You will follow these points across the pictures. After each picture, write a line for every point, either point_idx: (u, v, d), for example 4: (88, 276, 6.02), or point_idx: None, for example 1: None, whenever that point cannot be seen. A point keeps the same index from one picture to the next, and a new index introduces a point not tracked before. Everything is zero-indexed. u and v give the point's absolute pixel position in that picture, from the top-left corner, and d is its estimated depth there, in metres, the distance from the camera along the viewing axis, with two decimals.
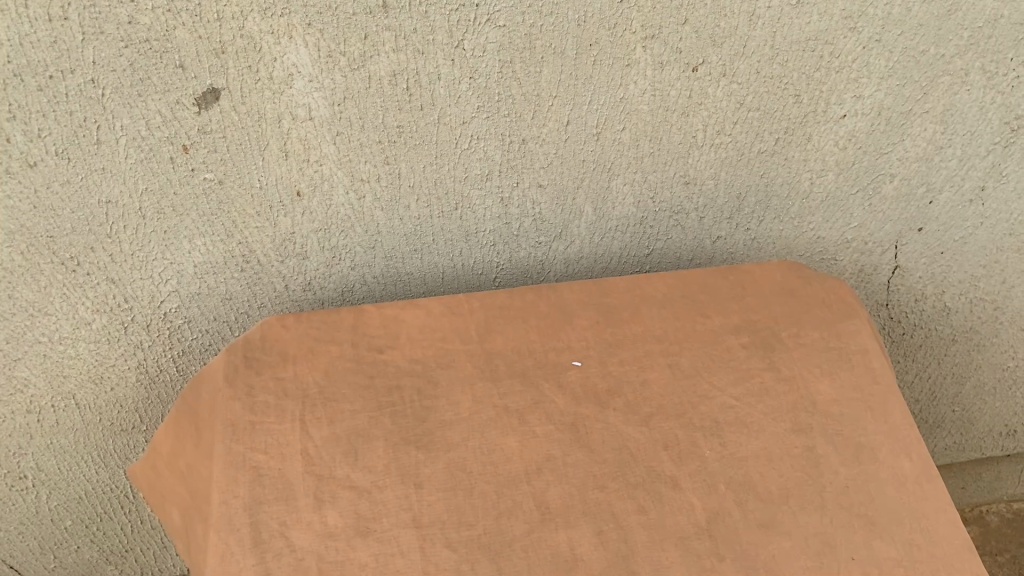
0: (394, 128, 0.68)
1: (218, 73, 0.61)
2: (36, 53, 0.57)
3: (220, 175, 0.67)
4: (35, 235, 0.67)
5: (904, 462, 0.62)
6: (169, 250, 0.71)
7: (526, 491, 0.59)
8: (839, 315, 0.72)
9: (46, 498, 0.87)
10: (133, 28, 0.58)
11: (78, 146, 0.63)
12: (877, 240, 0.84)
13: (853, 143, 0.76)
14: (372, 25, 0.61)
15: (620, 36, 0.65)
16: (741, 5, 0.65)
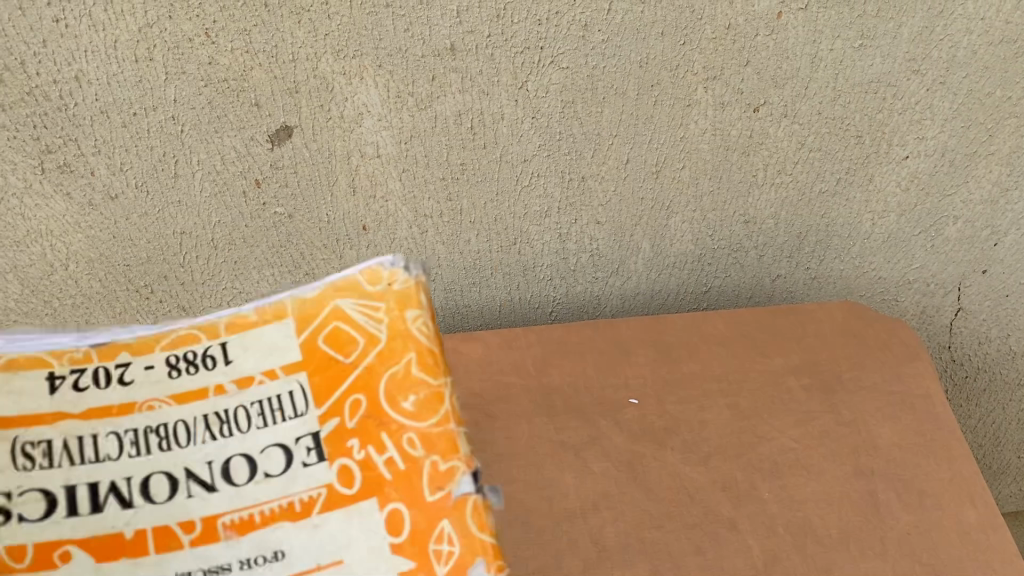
0: (458, 165, 0.69)
1: (291, 112, 0.64)
2: (122, 91, 0.60)
3: (291, 210, 0.70)
4: (113, 264, 0.70)
5: (969, 509, 0.61)
6: (238, 279, 0.74)
7: (582, 528, 0.59)
8: (901, 358, 0.71)
9: None
10: (213, 68, 0.60)
11: (157, 180, 0.66)
12: (940, 281, 0.83)
13: (916, 184, 0.75)
14: (440, 66, 0.63)
15: (682, 78, 0.66)
16: (803, 48, 0.65)
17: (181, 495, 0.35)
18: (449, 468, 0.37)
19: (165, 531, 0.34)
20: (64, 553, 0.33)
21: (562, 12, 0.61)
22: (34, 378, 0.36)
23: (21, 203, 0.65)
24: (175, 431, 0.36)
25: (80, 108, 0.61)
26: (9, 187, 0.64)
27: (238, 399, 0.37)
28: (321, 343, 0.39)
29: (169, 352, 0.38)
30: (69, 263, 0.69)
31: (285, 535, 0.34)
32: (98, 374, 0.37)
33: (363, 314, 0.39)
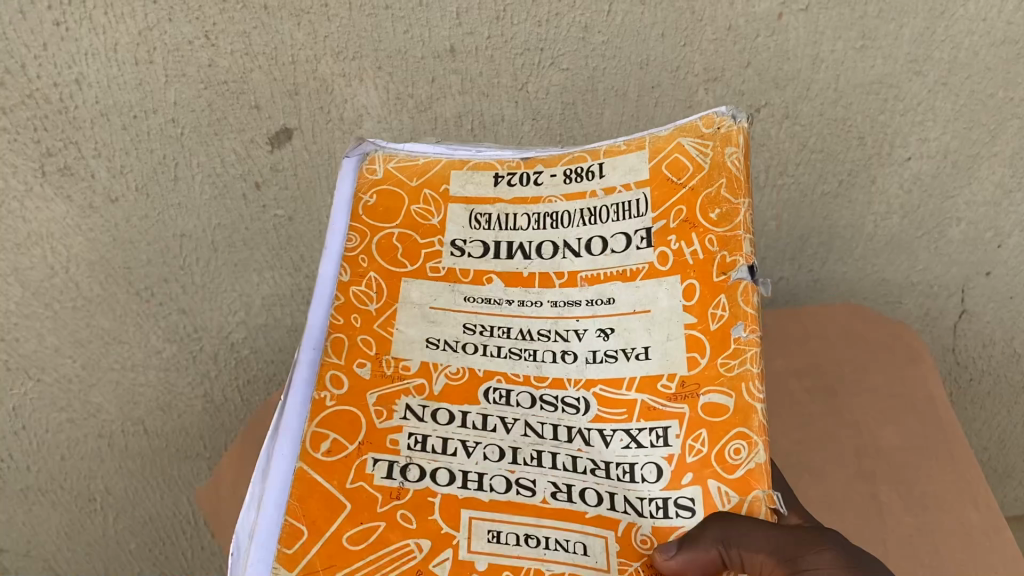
0: None
1: (291, 114, 0.65)
2: (123, 94, 0.63)
3: (290, 213, 0.69)
4: (114, 266, 0.70)
5: (971, 513, 0.61)
6: (239, 281, 0.72)
7: None
8: (903, 361, 0.71)
9: (111, 520, 0.79)
10: (212, 70, 0.62)
11: (157, 183, 0.66)
12: (944, 284, 0.80)
13: (919, 186, 0.74)
14: (440, 68, 0.64)
15: (683, 79, 0.66)
16: (804, 49, 0.66)
17: (559, 257, 0.42)
18: (728, 259, 0.40)
19: (519, 276, 0.42)
20: (489, 279, 0.43)
21: (562, 13, 0.63)
22: (482, 177, 0.45)
23: (23, 206, 0.66)
24: (561, 218, 0.43)
25: (80, 110, 0.63)
26: (10, 189, 0.65)
27: (590, 203, 0.43)
28: (660, 166, 0.43)
29: (552, 171, 0.45)
30: (70, 265, 0.69)
31: (616, 290, 0.41)
32: (500, 177, 0.45)
33: (695, 143, 0.43)
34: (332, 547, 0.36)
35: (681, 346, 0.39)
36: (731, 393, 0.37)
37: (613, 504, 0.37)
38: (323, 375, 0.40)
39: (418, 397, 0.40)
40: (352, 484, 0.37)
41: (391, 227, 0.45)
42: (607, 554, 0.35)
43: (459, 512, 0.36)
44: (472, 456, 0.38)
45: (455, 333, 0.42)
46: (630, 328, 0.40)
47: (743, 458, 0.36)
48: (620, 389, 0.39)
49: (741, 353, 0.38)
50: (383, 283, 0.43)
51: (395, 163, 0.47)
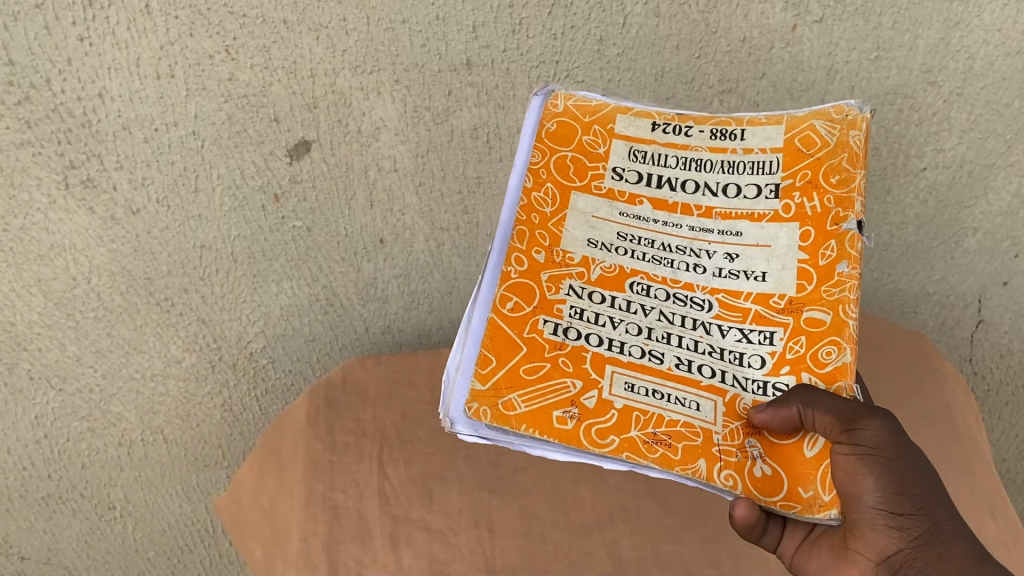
0: (474, 178, 0.70)
1: (310, 126, 0.65)
2: (143, 108, 0.62)
3: (309, 223, 0.71)
4: (135, 277, 0.71)
5: (988, 524, 0.60)
6: (257, 292, 0.74)
7: (598, 541, 0.60)
8: (919, 371, 0.71)
9: (132, 528, 0.87)
10: (233, 84, 0.62)
11: (178, 195, 0.67)
12: (960, 294, 0.81)
13: (934, 196, 0.74)
14: (456, 81, 0.65)
15: (697, 91, 0.67)
16: (819, 60, 0.66)
17: (699, 195, 0.48)
18: (840, 215, 0.46)
19: (664, 203, 0.48)
20: (639, 203, 0.48)
21: (576, 26, 0.63)
22: (642, 123, 0.50)
23: (45, 218, 0.66)
24: (704, 164, 0.48)
25: (103, 123, 0.62)
26: (33, 202, 0.65)
27: (729, 158, 0.48)
28: (793, 139, 0.48)
29: (701, 128, 0.49)
30: (92, 277, 0.70)
31: (744, 227, 0.47)
32: (657, 125, 0.50)
33: (826, 125, 0.48)
34: (514, 375, 0.43)
35: (793, 273, 0.45)
36: (829, 315, 0.44)
37: (724, 378, 0.44)
38: (508, 254, 0.47)
39: (579, 281, 0.46)
40: (527, 335, 0.45)
41: (565, 150, 0.50)
42: (715, 413, 0.43)
43: (606, 365, 0.44)
44: (618, 329, 0.45)
45: (610, 238, 0.48)
46: (751, 256, 0.46)
47: (833, 359, 0.43)
48: (739, 299, 0.45)
49: (843, 283, 0.44)
50: (556, 192, 0.49)
51: (572, 98, 0.51)
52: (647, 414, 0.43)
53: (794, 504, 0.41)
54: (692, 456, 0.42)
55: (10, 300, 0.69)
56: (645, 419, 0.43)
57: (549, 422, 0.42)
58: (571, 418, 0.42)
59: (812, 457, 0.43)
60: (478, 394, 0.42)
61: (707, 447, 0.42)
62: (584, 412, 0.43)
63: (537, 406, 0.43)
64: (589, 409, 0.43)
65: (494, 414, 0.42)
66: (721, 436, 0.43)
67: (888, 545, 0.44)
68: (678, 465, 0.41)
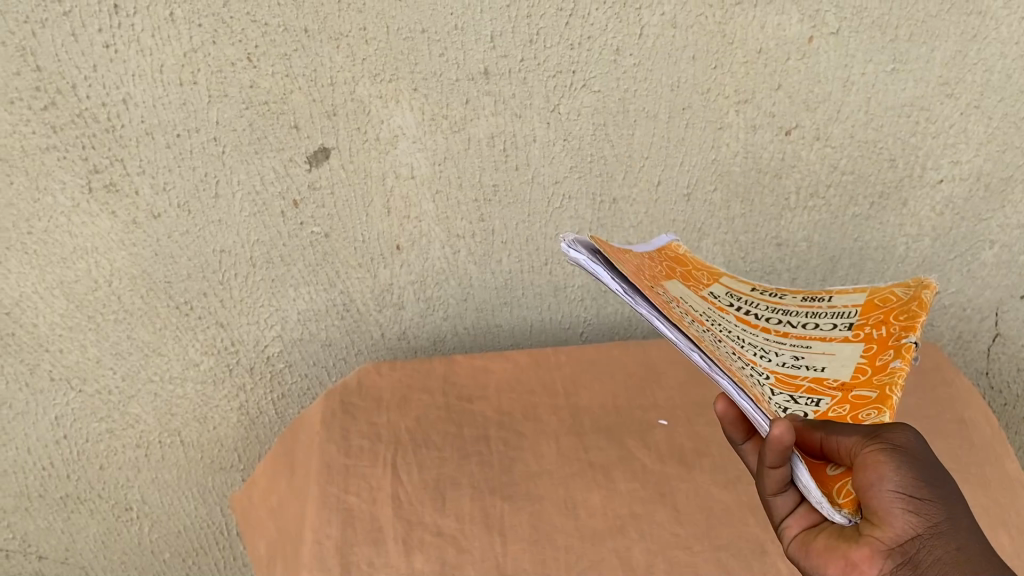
0: (490, 187, 0.71)
1: (329, 133, 0.66)
2: (166, 114, 0.63)
3: (327, 229, 0.71)
4: (155, 281, 0.72)
5: (1003, 536, 0.59)
6: (275, 297, 0.75)
7: (610, 547, 0.60)
8: (933, 386, 0.72)
9: (148, 530, 0.88)
10: (254, 91, 0.63)
11: (199, 200, 0.68)
12: (977, 306, 0.81)
13: (951, 209, 0.74)
14: (474, 90, 0.65)
15: (713, 101, 0.67)
16: (835, 72, 0.66)
17: (779, 322, 0.53)
18: (901, 335, 0.51)
19: (745, 319, 0.53)
20: (725, 309, 0.54)
21: (594, 37, 0.63)
22: (742, 285, 0.59)
23: (69, 221, 0.67)
24: (789, 312, 0.55)
25: (126, 129, 0.63)
26: (57, 206, 0.66)
27: (815, 312, 0.55)
28: (873, 298, 0.56)
29: (794, 297, 0.58)
30: (113, 279, 0.71)
31: (814, 342, 0.51)
32: (755, 289, 0.59)
33: (903, 294, 0.56)
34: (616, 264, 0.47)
35: (850, 369, 0.49)
36: (875, 391, 0.47)
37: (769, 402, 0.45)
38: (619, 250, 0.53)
39: (672, 292, 0.51)
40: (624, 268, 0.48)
41: (677, 264, 0.59)
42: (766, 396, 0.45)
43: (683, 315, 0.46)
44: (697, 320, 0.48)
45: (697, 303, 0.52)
46: (816, 357, 0.49)
47: (872, 417, 0.45)
48: (795, 376, 0.47)
49: (893, 373, 0.48)
50: (662, 268, 0.56)
51: (687, 251, 0.63)
52: (715, 347, 0.44)
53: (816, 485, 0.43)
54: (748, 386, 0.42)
55: (32, 301, 0.70)
56: (713, 347, 0.44)
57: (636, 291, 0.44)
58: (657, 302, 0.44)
59: (835, 475, 0.45)
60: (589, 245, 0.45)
61: (758, 396, 0.43)
62: (669, 309, 0.45)
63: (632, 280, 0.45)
64: (674, 312, 0.45)
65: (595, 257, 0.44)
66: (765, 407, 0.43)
67: (903, 529, 0.41)
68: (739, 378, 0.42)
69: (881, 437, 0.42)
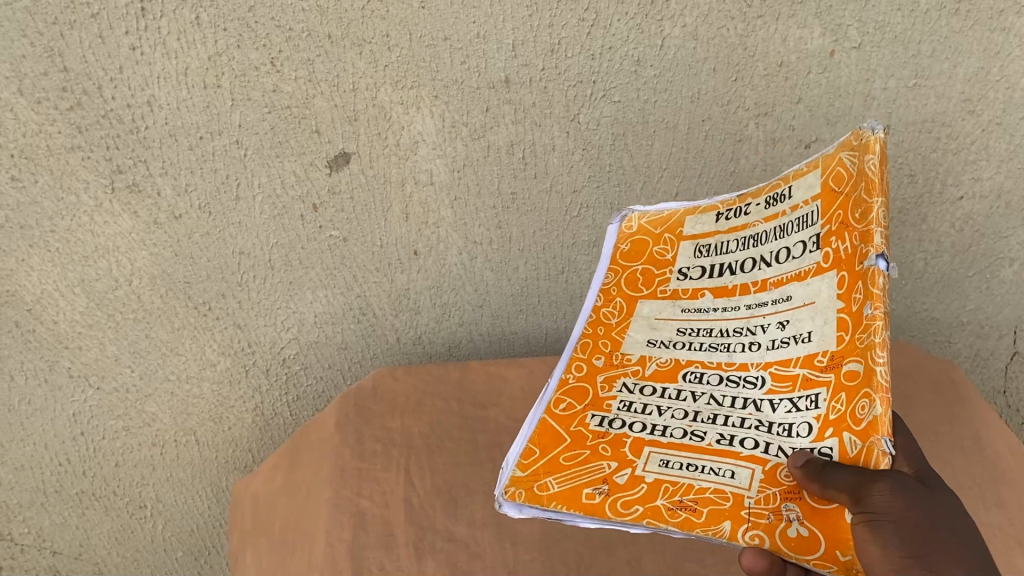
0: (509, 195, 0.71)
1: (350, 139, 0.67)
2: (190, 116, 0.64)
3: (346, 233, 0.72)
4: (174, 281, 0.72)
5: (1019, 557, 0.60)
6: (293, 299, 0.75)
7: (622, 558, 0.60)
8: (950, 399, 0.71)
9: (161, 528, 0.89)
10: (277, 95, 0.64)
11: (220, 202, 0.69)
12: (995, 324, 0.80)
13: (970, 225, 0.74)
14: (494, 98, 0.66)
15: (734, 113, 0.67)
16: (857, 86, 0.66)
17: (754, 269, 0.50)
18: (862, 249, 0.43)
19: (723, 289, 0.51)
20: (702, 294, 0.52)
21: (615, 47, 0.63)
22: (708, 217, 0.55)
23: (91, 220, 0.68)
24: (761, 237, 0.50)
25: (150, 130, 0.64)
26: (80, 205, 0.67)
27: (781, 223, 0.49)
28: (828, 180, 0.47)
29: (758, 203, 0.52)
30: (133, 279, 0.72)
31: (793, 289, 0.47)
32: (720, 216, 0.54)
33: (850, 154, 0.46)
34: (553, 463, 0.47)
35: (833, 326, 0.44)
36: (861, 364, 0.41)
37: (766, 449, 0.44)
38: (571, 363, 0.53)
39: (635, 378, 0.50)
40: (574, 428, 0.49)
41: (636, 266, 0.57)
42: (752, 479, 0.43)
43: (644, 447, 0.46)
44: (665, 416, 0.48)
45: (669, 336, 0.52)
46: (799, 318, 0.46)
47: (867, 413, 0.40)
48: (789, 366, 0.45)
49: (869, 326, 0.41)
50: (624, 304, 0.55)
51: (645, 216, 0.58)
52: (678, 484, 0.44)
53: (828, 563, 0.40)
54: (716, 518, 0.42)
55: (53, 299, 0.71)
56: (675, 487, 0.44)
57: (579, 497, 0.45)
58: (600, 493, 0.45)
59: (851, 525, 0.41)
60: (515, 480, 0.46)
61: (736, 510, 0.42)
62: (614, 487, 0.45)
63: (570, 486, 0.45)
64: (620, 484, 0.45)
65: (527, 495, 0.45)
66: (753, 501, 0.42)
67: None
68: (700, 527, 0.42)
69: (862, 501, 0.39)
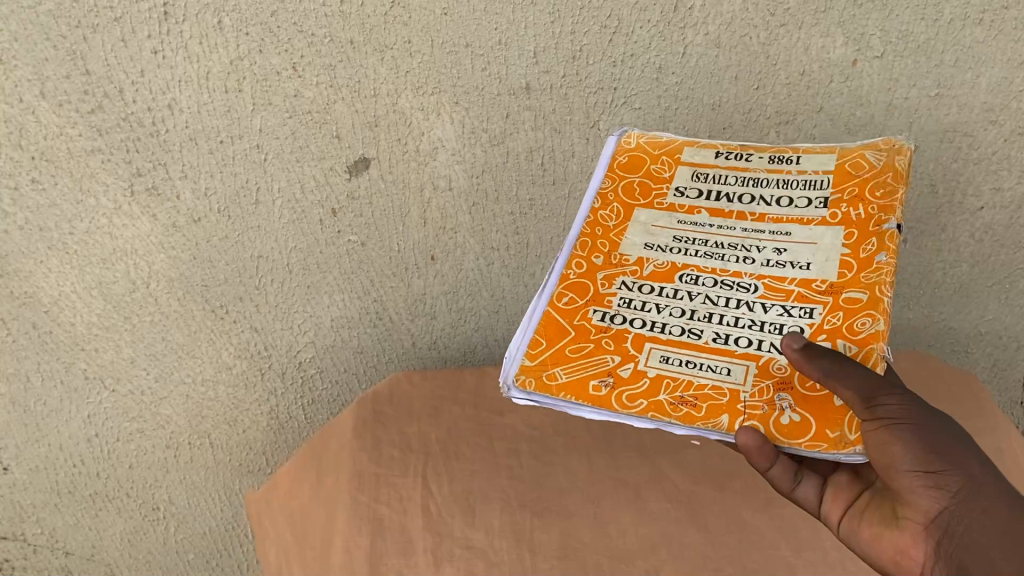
0: (527, 201, 0.71)
1: (370, 144, 0.67)
2: (211, 120, 0.64)
3: (363, 238, 0.72)
4: (192, 284, 0.72)
5: None
6: (309, 303, 0.75)
7: (640, 567, 0.59)
8: (970, 412, 0.70)
9: (174, 530, 0.89)
10: (298, 100, 0.64)
11: (239, 206, 0.69)
12: (1014, 335, 0.80)
13: (990, 235, 0.73)
14: (515, 104, 0.66)
15: (754, 121, 0.67)
16: (879, 96, 0.66)
17: (752, 203, 0.51)
18: (880, 217, 0.48)
19: (720, 210, 0.52)
20: (699, 211, 0.52)
21: (637, 54, 0.63)
22: (706, 153, 0.55)
23: (110, 223, 0.68)
24: (759, 181, 0.52)
25: (170, 134, 0.64)
26: (99, 207, 0.67)
27: (785, 176, 0.52)
28: (844, 163, 0.52)
29: (760, 155, 0.54)
30: (150, 281, 0.72)
31: (793, 228, 0.50)
32: (720, 153, 0.55)
33: (874, 154, 0.52)
34: (559, 354, 0.47)
35: (835, 263, 0.47)
36: (866, 294, 0.46)
37: (759, 346, 0.46)
38: (570, 260, 0.52)
39: (633, 278, 0.50)
40: (577, 322, 0.49)
41: (632, 176, 0.55)
42: (746, 375, 0.45)
43: (644, 343, 0.47)
44: (662, 313, 0.48)
45: (665, 241, 0.51)
46: (798, 248, 0.49)
47: (867, 327, 0.45)
48: (783, 282, 0.48)
49: (880, 270, 0.46)
50: (621, 210, 0.54)
51: (644, 137, 0.58)
52: (678, 380, 0.45)
53: (819, 443, 0.43)
54: (715, 412, 0.44)
55: (71, 300, 0.71)
56: (676, 383, 0.45)
57: (587, 389, 0.46)
58: (605, 385, 0.46)
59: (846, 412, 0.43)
60: (526, 367, 0.47)
61: (733, 403, 0.44)
62: (619, 381, 0.46)
63: (576, 376, 0.46)
64: (624, 377, 0.46)
65: (538, 384, 0.46)
66: (748, 395, 0.44)
67: (930, 504, 0.43)
68: (701, 421, 0.44)
69: (872, 396, 0.42)
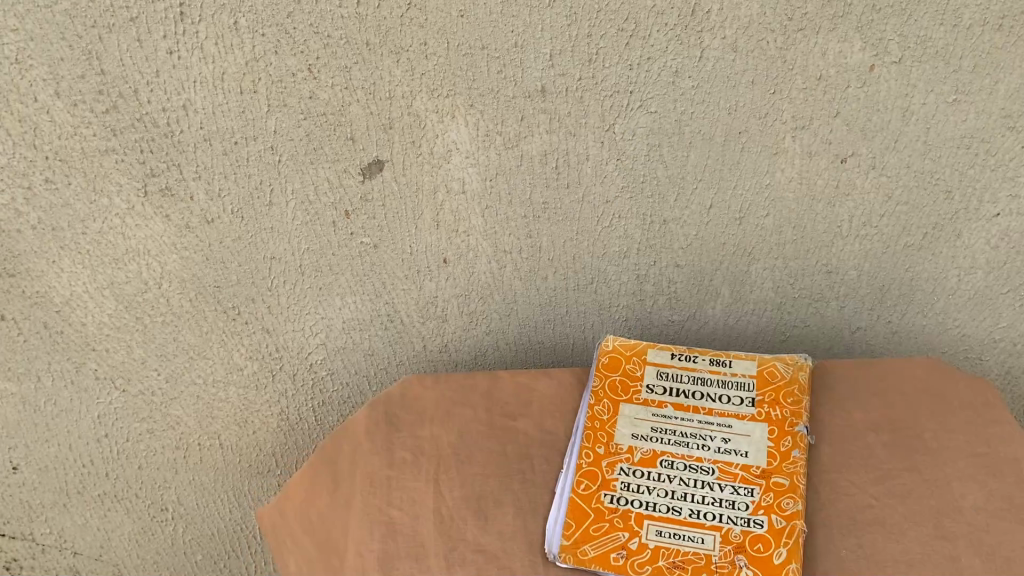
0: (540, 205, 0.71)
1: (384, 146, 0.67)
2: (225, 121, 0.64)
3: (376, 240, 0.72)
4: (204, 285, 0.72)
5: None
6: (321, 305, 0.75)
7: None
8: (989, 418, 0.67)
9: (182, 531, 0.88)
10: (313, 102, 0.64)
11: (252, 207, 0.68)
12: None
13: (1007, 242, 0.72)
14: (530, 107, 0.65)
15: (770, 126, 0.67)
16: (896, 101, 0.65)
17: (705, 398, 0.67)
18: (793, 421, 0.65)
19: (683, 406, 0.67)
20: (665, 405, 0.67)
21: (653, 58, 0.63)
22: (664, 353, 0.70)
23: (124, 223, 0.68)
24: (705, 381, 0.68)
25: (184, 134, 0.64)
26: (113, 207, 0.67)
27: (723, 377, 0.68)
28: (762, 370, 0.68)
29: (703, 358, 0.70)
30: (162, 282, 0.72)
31: (733, 422, 0.65)
32: (675, 354, 0.70)
33: (785, 365, 0.69)
34: (584, 532, 0.60)
35: (764, 452, 0.64)
36: (788, 479, 0.62)
37: (722, 518, 0.60)
38: (581, 450, 0.65)
39: (627, 464, 0.64)
40: (593, 504, 0.62)
41: (614, 376, 0.69)
42: (715, 543, 0.59)
43: (644, 520, 0.61)
44: (652, 493, 0.62)
45: (647, 431, 0.66)
46: (739, 439, 0.64)
47: (790, 506, 0.60)
48: (733, 466, 0.63)
49: (796, 461, 0.63)
50: (609, 405, 0.68)
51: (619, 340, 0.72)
52: (669, 549, 0.59)
53: None
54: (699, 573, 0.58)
55: (83, 300, 0.72)
56: (669, 552, 0.59)
57: (610, 560, 0.59)
58: (622, 556, 0.59)
59: None
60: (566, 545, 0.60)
61: (706, 566, 0.58)
62: (630, 552, 0.59)
63: (602, 551, 0.59)
64: (634, 549, 0.59)
65: (575, 557, 0.59)
66: (717, 556, 0.59)
67: None
68: None
69: None
